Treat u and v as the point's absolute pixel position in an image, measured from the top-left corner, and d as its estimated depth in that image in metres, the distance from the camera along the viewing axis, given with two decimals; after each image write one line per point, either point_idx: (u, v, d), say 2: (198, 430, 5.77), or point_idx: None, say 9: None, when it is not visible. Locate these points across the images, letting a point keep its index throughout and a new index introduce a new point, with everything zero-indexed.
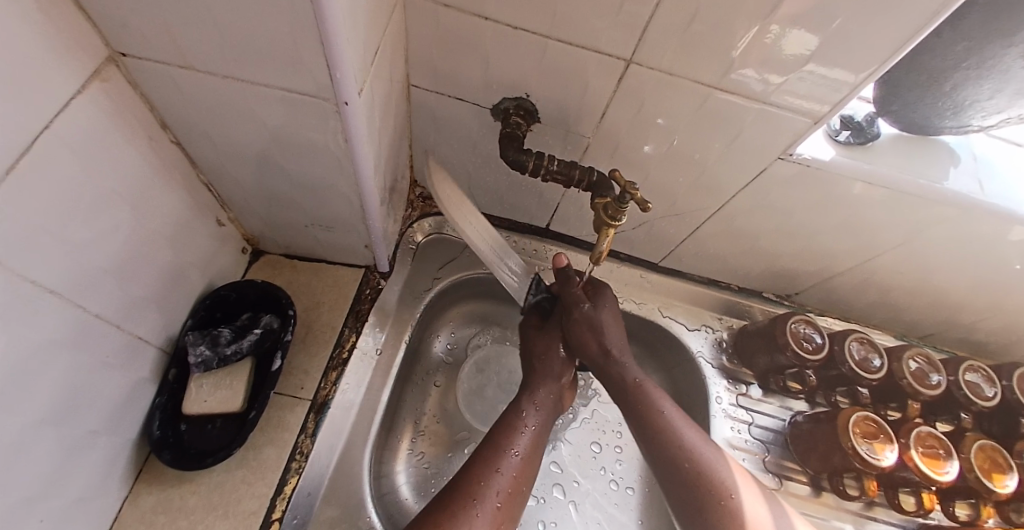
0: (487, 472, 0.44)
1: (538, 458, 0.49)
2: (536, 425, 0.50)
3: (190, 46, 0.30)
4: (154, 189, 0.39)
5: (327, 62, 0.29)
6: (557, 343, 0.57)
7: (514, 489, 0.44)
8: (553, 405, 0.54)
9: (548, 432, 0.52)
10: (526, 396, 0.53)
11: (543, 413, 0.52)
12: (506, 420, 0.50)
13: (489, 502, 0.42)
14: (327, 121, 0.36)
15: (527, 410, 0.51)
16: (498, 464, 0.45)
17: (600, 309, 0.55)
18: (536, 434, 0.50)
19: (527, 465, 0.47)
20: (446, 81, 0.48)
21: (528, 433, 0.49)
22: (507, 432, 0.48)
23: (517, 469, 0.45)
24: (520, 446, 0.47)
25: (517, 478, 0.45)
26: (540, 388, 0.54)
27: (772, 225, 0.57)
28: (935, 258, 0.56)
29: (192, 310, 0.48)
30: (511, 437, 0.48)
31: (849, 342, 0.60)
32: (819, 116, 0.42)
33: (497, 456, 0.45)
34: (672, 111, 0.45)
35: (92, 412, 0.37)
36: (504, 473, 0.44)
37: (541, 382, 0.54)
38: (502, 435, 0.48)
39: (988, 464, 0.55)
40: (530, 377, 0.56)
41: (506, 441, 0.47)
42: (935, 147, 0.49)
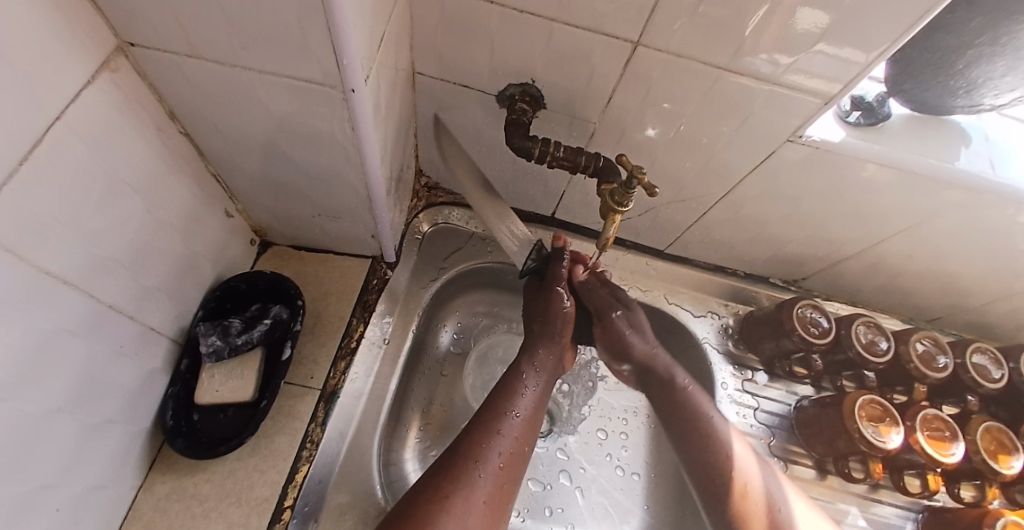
0: (490, 436, 0.43)
1: (539, 422, 0.49)
2: (537, 387, 0.50)
3: (198, 34, 0.30)
4: (164, 181, 0.39)
5: (334, 49, 0.29)
6: (557, 300, 0.55)
7: (516, 450, 0.44)
8: (554, 368, 0.54)
9: (548, 394, 0.51)
10: (526, 358, 0.52)
11: (544, 376, 0.52)
12: (507, 382, 0.50)
13: (491, 463, 0.42)
14: (335, 109, 0.35)
15: (527, 371, 0.51)
16: (498, 426, 0.45)
17: (631, 314, 0.58)
18: (538, 397, 0.50)
19: (528, 430, 0.47)
20: (452, 68, 0.48)
21: (528, 396, 0.49)
22: (507, 394, 0.48)
23: (519, 431, 0.45)
24: (521, 409, 0.47)
25: (518, 441, 0.45)
26: (542, 350, 0.53)
27: (780, 210, 0.57)
28: (944, 241, 0.56)
29: (202, 302, 0.48)
30: (512, 400, 0.47)
31: (855, 326, 0.60)
32: (829, 97, 0.41)
33: (497, 418, 0.45)
34: (681, 94, 0.44)
35: (107, 403, 0.38)
36: (505, 435, 0.44)
37: (541, 342, 0.54)
38: (501, 397, 0.48)
39: (993, 446, 0.56)
40: (530, 336, 0.55)
41: (506, 405, 0.47)
42: (947, 127, 0.49)
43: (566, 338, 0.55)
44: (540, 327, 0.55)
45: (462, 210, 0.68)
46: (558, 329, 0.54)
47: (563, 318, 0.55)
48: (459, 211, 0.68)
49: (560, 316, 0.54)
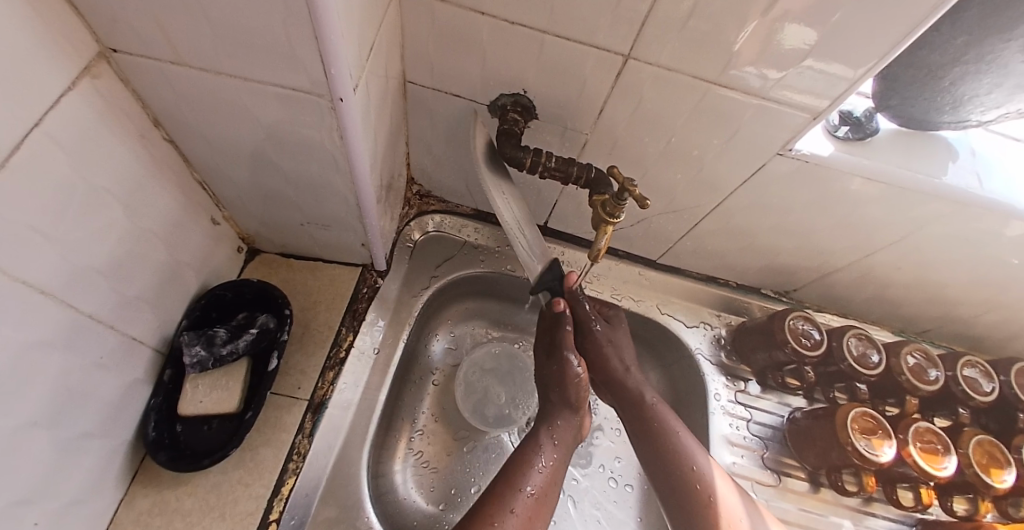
0: (501, 512, 0.43)
1: (554, 491, 0.48)
2: (551, 460, 0.50)
3: (182, 42, 0.30)
4: (148, 189, 0.39)
5: (321, 58, 0.29)
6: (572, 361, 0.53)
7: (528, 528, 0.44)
8: (573, 440, 0.53)
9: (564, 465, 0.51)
10: (544, 431, 0.52)
11: (560, 449, 0.51)
12: (521, 455, 0.50)
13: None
14: (323, 118, 0.35)
15: (542, 445, 0.51)
16: (510, 501, 0.45)
17: (613, 330, 0.59)
18: (553, 468, 0.49)
19: (540, 503, 0.46)
20: (443, 78, 0.48)
21: (541, 468, 0.48)
22: (521, 468, 0.48)
23: (531, 509, 0.45)
24: (535, 482, 0.47)
25: (528, 515, 0.44)
26: (560, 421, 0.54)
27: (771, 222, 0.57)
28: (932, 254, 0.56)
29: (187, 311, 0.47)
30: (524, 472, 0.48)
31: (847, 338, 0.60)
32: (817, 112, 0.41)
33: (508, 492, 0.45)
34: (670, 106, 0.44)
35: (85, 414, 0.37)
36: (516, 512, 0.44)
37: (559, 410, 0.54)
38: (514, 471, 0.48)
39: (986, 460, 0.56)
40: (547, 406, 0.55)
41: (518, 478, 0.47)
42: (934, 142, 0.49)
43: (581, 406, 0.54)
44: (554, 397, 0.55)
45: (454, 219, 0.68)
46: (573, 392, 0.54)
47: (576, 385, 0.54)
48: (451, 219, 0.68)
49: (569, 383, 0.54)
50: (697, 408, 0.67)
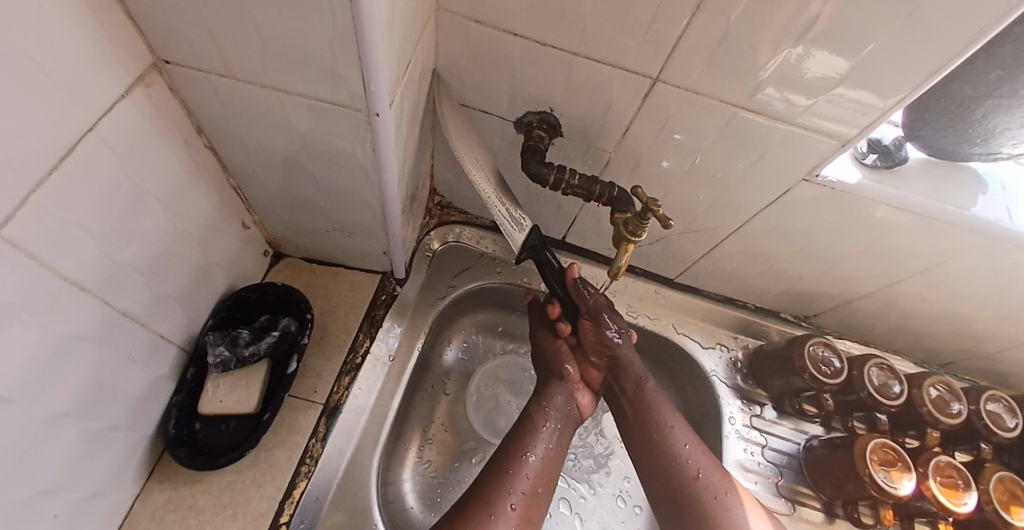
0: (503, 477, 0.47)
1: (557, 459, 0.52)
2: (552, 429, 0.53)
3: (231, 55, 0.31)
4: (186, 192, 0.40)
5: (362, 75, 0.30)
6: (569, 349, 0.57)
7: (529, 493, 0.48)
8: (569, 413, 0.56)
9: (563, 434, 0.54)
10: (539, 403, 0.55)
11: (556, 417, 0.55)
12: (521, 427, 0.53)
13: (505, 507, 0.45)
14: (358, 130, 0.36)
15: (539, 413, 0.54)
16: (511, 468, 0.48)
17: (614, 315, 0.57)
18: (555, 443, 0.52)
19: (544, 472, 0.50)
20: (472, 94, 0.49)
21: (541, 437, 0.52)
22: (523, 436, 0.51)
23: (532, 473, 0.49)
24: (537, 448, 0.51)
25: (532, 483, 0.48)
26: (552, 391, 0.56)
27: (792, 247, 0.57)
28: (958, 286, 0.55)
29: (213, 311, 0.48)
30: (523, 444, 0.51)
31: (869, 367, 0.59)
32: (846, 139, 0.41)
33: (510, 458, 0.49)
34: (696, 129, 0.45)
35: (112, 409, 0.37)
36: (518, 478, 0.48)
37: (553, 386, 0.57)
38: (516, 440, 0.51)
39: (1006, 496, 0.54)
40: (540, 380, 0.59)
41: (518, 449, 0.50)
42: (964, 172, 0.49)
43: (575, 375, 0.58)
44: (548, 375, 0.58)
45: (473, 229, 0.68)
46: (562, 368, 0.58)
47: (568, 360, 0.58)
48: (470, 230, 0.68)
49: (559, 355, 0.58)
50: (710, 431, 0.66)
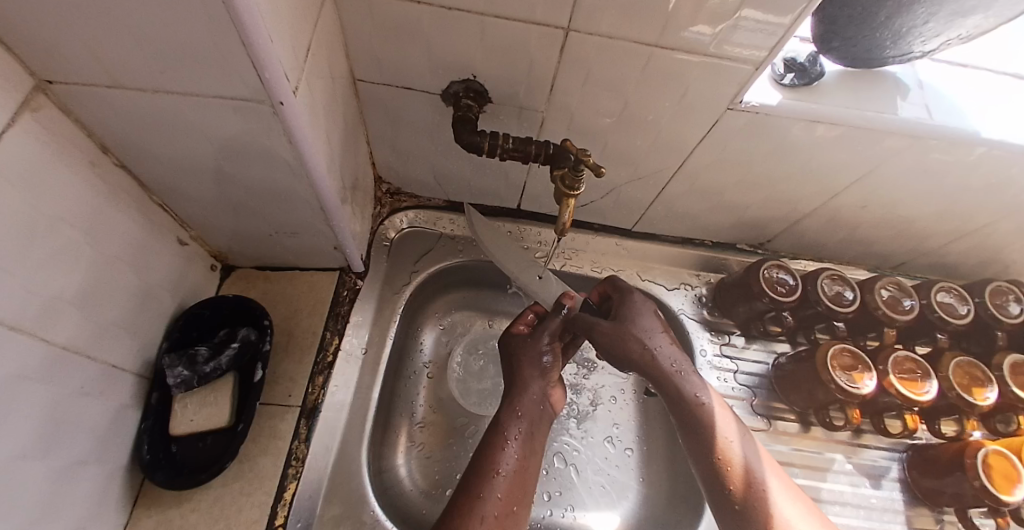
0: (472, 503, 0.42)
1: (531, 470, 0.47)
2: (524, 436, 0.48)
3: (115, 64, 0.29)
4: (105, 216, 0.39)
5: (253, 64, 0.29)
6: (537, 343, 0.54)
7: (503, 512, 0.43)
8: (540, 412, 0.51)
9: (539, 442, 0.49)
10: (506, 408, 0.50)
11: (527, 422, 0.49)
12: (488, 440, 0.48)
13: None
14: (269, 124, 0.35)
15: (508, 422, 0.49)
16: (481, 491, 0.43)
17: (636, 320, 0.54)
18: (526, 446, 0.48)
19: (516, 487, 0.45)
20: (392, 72, 0.47)
21: (511, 448, 0.47)
22: (490, 452, 0.46)
23: (505, 491, 0.44)
24: (507, 464, 0.46)
25: (504, 500, 0.43)
26: (526, 394, 0.51)
27: (735, 178, 0.58)
28: (894, 190, 0.58)
29: (166, 333, 0.47)
30: (495, 457, 0.46)
31: (821, 280, 0.61)
32: (759, 62, 0.42)
33: (480, 480, 0.44)
34: (619, 75, 0.45)
35: (77, 442, 0.37)
36: (488, 499, 0.43)
37: (530, 379, 0.52)
38: (483, 458, 0.46)
39: (967, 380, 0.58)
40: (512, 381, 0.52)
41: (490, 464, 0.45)
42: (883, 79, 0.50)
43: (551, 373, 0.53)
44: (515, 373, 0.53)
45: (427, 212, 0.68)
46: (536, 369, 0.53)
47: (539, 366, 0.53)
48: (424, 213, 0.68)
49: (531, 363, 0.53)
50: None
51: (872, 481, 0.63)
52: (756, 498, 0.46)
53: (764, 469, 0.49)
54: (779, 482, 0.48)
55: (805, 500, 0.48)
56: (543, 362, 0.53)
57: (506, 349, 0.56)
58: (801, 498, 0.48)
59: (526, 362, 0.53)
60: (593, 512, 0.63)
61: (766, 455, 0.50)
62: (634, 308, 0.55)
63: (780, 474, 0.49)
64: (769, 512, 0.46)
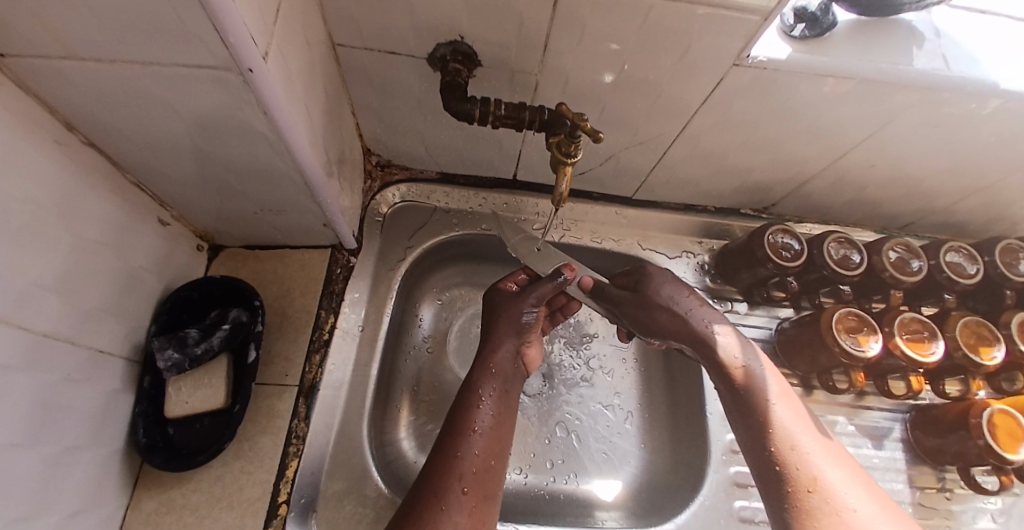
0: (449, 462, 0.43)
1: (508, 427, 0.48)
2: (497, 394, 0.49)
3: (62, 34, 0.27)
4: (76, 200, 0.37)
5: (214, 28, 0.26)
6: (518, 303, 0.54)
7: (480, 469, 0.43)
8: (513, 370, 0.52)
9: (512, 401, 0.50)
10: (480, 367, 0.51)
11: (500, 380, 0.50)
12: (463, 397, 0.48)
13: (455, 490, 0.41)
14: (241, 96, 0.33)
15: (482, 380, 0.50)
16: (457, 449, 0.44)
17: (661, 287, 0.53)
18: (501, 402, 0.49)
19: (495, 443, 0.46)
20: (373, 34, 0.44)
21: (486, 406, 0.48)
22: (465, 410, 0.47)
23: (483, 447, 0.45)
24: (483, 422, 0.46)
25: (482, 456, 0.44)
26: (501, 351, 0.52)
27: (741, 140, 0.56)
28: (905, 149, 0.55)
29: (155, 316, 0.47)
30: (470, 415, 0.47)
31: (826, 243, 0.60)
32: (767, 13, 0.38)
33: (455, 438, 0.45)
34: (618, 31, 0.42)
35: (67, 429, 0.37)
36: (465, 456, 0.43)
37: (504, 336, 0.53)
38: (457, 417, 0.47)
39: (973, 339, 0.57)
40: (489, 338, 0.54)
41: (465, 423, 0.46)
42: (899, 28, 0.47)
43: (529, 335, 0.54)
44: (494, 332, 0.54)
45: (420, 185, 0.66)
46: (515, 329, 0.54)
47: (520, 327, 0.54)
48: (418, 186, 0.66)
49: (511, 323, 0.54)
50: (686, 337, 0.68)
51: (874, 441, 0.64)
52: (789, 451, 0.42)
53: (797, 423, 0.45)
54: (822, 443, 0.43)
55: (845, 459, 0.43)
56: (522, 321, 0.54)
57: (488, 310, 0.56)
58: (840, 456, 0.43)
59: (505, 322, 0.54)
60: (596, 479, 0.64)
61: (803, 413, 0.46)
62: (653, 278, 0.54)
63: (816, 431, 0.45)
64: (801, 464, 0.41)
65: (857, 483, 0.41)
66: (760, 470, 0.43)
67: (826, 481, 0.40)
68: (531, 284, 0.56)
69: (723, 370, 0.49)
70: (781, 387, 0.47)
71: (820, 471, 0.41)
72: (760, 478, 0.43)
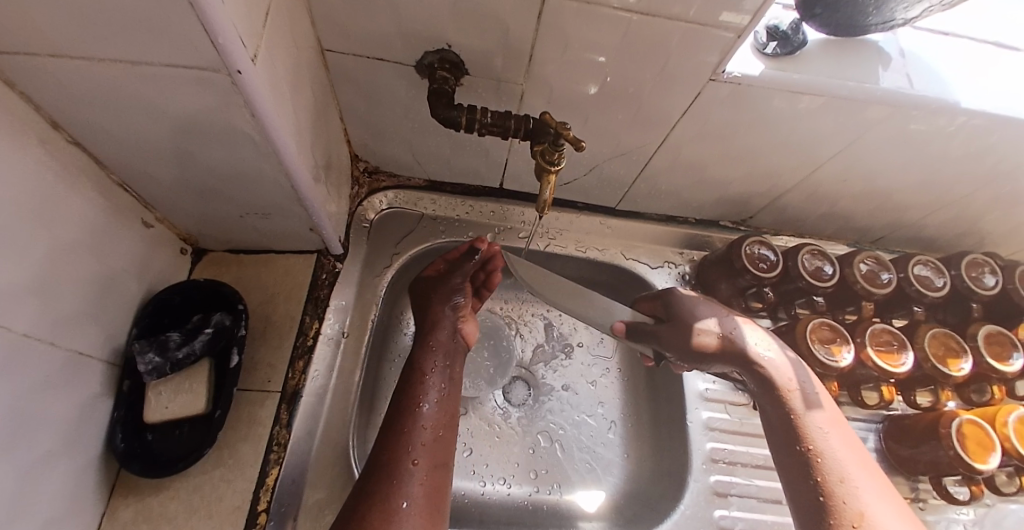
0: (401, 436, 0.46)
1: (455, 399, 0.52)
2: (440, 369, 0.53)
3: (51, 32, 0.27)
4: (56, 199, 0.36)
5: (205, 30, 0.27)
6: (448, 284, 0.57)
7: (432, 440, 0.47)
8: (454, 346, 0.56)
9: (456, 374, 0.54)
10: (421, 346, 0.54)
11: (441, 356, 0.54)
12: (410, 375, 0.52)
13: (407, 462, 0.44)
14: (229, 97, 0.33)
15: (426, 359, 0.53)
16: (408, 425, 0.47)
17: (696, 307, 0.53)
18: (442, 377, 0.52)
19: (443, 415, 0.49)
20: (361, 41, 0.45)
21: (431, 382, 0.51)
22: (411, 387, 0.50)
23: (433, 420, 0.48)
24: (430, 396, 0.50)
25: (432, 428, 0.48)
26: (438, 329, 0.55)
27: (719, 153, 0.58)
28: (874, 163, 0.58)
29: (136, 320, 0.46)
30: (417, 392, 0.50)
31: (801, 255, 0.62)
32: (741, 30, 0.40)
33: (405, 415, 0.48)
34: (600, 44, 0.43)
35: (42, 436, 0.36)
36: (416, 431, 0.47)
37: (439, 315, 0.56)
38: (405, 393, 0.50)
39: (942, 350, 0.59)
40: (424, 318, 0.57)
41: (412, 399, 0.49)
42: (865, 47, 0.50)
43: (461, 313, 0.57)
44: (427, 312, 0.57)
45: (407, 192, 0.67)
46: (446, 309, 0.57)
47: (451, 305, 0.57)
48: (403, 194, 0.66)
49: (443, 301, 0.57)
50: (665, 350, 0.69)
51: None
52: (835, 483, 0.42)
53: (845, 456, 0.44)
54: (869, 475, 0.43)
55: (892, 494, 0.42)
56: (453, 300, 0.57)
57: (419, 292, 0.59)
58: (887, 491, 0.42)
59: (438, 301, 0.57)
60: (580, 490, 0.64)
61: (853, 444, 0.45)
62: (689, 301, 0.54)
63: (865, 462, 0.44)
64: (848, 498, 0.41)
65: (902, 519, 0.40)
66: (800, 499, 0.43)
67: (872, 516, 0.39)
68: (456, 264, 0.59)
69: (774, 397, 0.48)
70: (831, 416, 0.47)
71: (867, 506, 0.40)
72: (799, 508, 0.43)
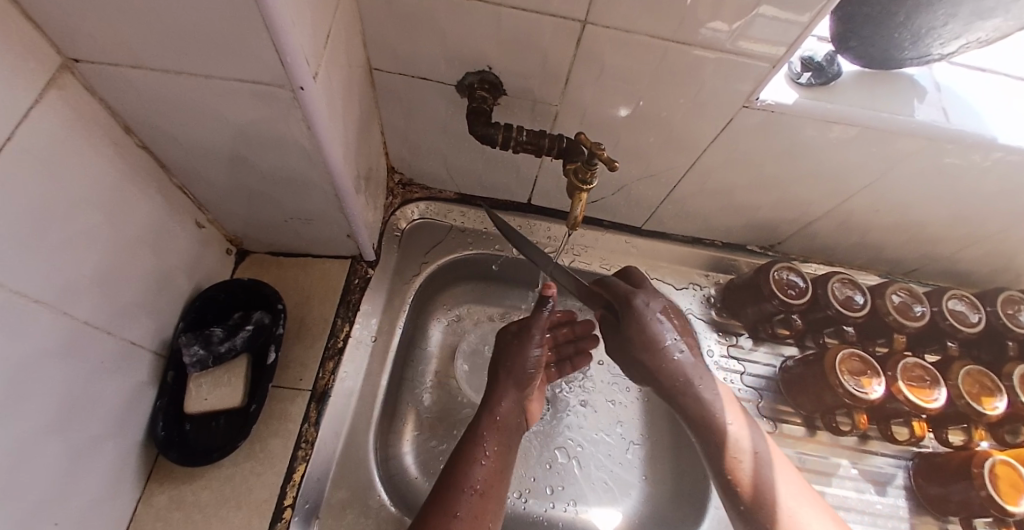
0: (446, 519, 0.44)
1: (504, 480, 0.50)
2: (494, 451, 0.51)
3: (141, 47, 0.30)
4: (123, 197, 0.39)
5: (276, 49, 0.29)
6: (524, 346, 0.57)
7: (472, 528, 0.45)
8: (516, 425, 0.55)
9: (507, 460, 0.52)
10: (486, 416, 0.53)
11: (499, 438, 0.52)
12: (466, 450, 0.50)
13: None
14: (288, 110, 0.36)
15: (483, 435, 0.52)
16: (453, 508, 0.45)
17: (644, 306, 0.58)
18: (496, 460, 0.51)
19: (487, 502, 0.47)
20: (407, 61, 0.48)
21: (483, 461, 0.50)
22: (464, 466, 0.49)
23: (476, 508, 0.46)
24: (479, 482, 0.48)
25: (474, 514, 0.46)
26: (500, 398, 0.55)
27: (748, 178, 0.58)
28: (908, 194, 0.57)
29: (183, 314, 0.49)
30: (467, 471, 0.48)
31: (831, 283, 0.61)
32: (776, 59, 0.41)
33: (453, 494, 0.46)
34: (635, 70, 0.45)
35: (94, 419, 0.38)
36: (460, 516, 0.45)
37: (504, 390, 0.55)
38: (457, 470, 0.48)
39: (976, 389, 0.57)
40: (493, 386, 0.56)
41: (462, 477, 0.48)
42: (900, 80, 0.50)
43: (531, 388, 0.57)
44: (496, 376, 0.57)
45: (439, 204, 0.69)
46: (518, 376, 0.56)
47: (524, 373, 0.56)
48: (436, 206, 0.69)
49: (517, 362, 0.57)
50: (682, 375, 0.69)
51: (878, 487, 0.63)
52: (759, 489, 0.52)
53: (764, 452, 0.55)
54: (782, 467, 0.54)
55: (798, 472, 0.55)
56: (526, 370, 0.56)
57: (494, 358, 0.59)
58: (795, 477, 0.54)
59: (506, 375, 0.56)
60: (596, 508, 0.64)
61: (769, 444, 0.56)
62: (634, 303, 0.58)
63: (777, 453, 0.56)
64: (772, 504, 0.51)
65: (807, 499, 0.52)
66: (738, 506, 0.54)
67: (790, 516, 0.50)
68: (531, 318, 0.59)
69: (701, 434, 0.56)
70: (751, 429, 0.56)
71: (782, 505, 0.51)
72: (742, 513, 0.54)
